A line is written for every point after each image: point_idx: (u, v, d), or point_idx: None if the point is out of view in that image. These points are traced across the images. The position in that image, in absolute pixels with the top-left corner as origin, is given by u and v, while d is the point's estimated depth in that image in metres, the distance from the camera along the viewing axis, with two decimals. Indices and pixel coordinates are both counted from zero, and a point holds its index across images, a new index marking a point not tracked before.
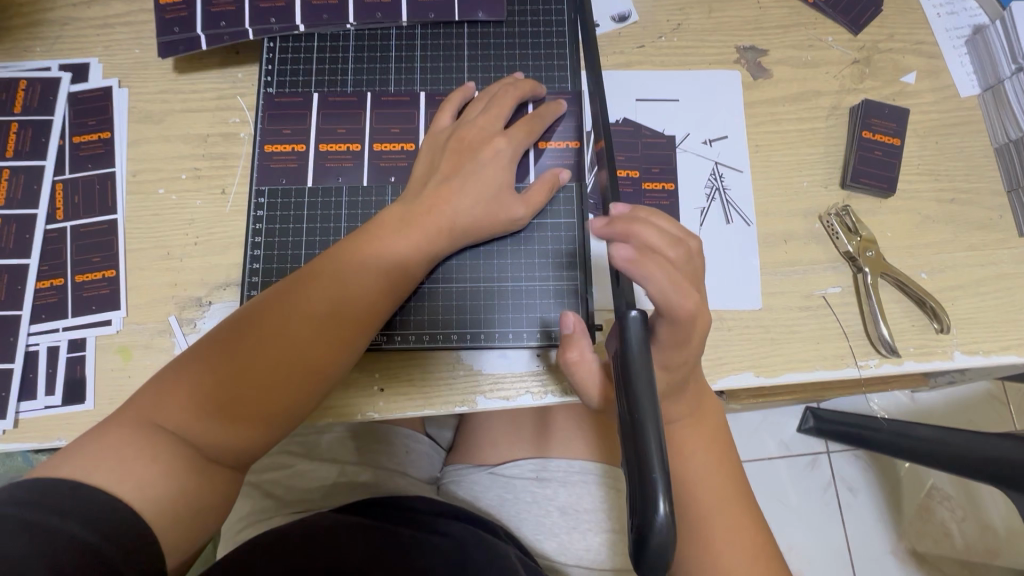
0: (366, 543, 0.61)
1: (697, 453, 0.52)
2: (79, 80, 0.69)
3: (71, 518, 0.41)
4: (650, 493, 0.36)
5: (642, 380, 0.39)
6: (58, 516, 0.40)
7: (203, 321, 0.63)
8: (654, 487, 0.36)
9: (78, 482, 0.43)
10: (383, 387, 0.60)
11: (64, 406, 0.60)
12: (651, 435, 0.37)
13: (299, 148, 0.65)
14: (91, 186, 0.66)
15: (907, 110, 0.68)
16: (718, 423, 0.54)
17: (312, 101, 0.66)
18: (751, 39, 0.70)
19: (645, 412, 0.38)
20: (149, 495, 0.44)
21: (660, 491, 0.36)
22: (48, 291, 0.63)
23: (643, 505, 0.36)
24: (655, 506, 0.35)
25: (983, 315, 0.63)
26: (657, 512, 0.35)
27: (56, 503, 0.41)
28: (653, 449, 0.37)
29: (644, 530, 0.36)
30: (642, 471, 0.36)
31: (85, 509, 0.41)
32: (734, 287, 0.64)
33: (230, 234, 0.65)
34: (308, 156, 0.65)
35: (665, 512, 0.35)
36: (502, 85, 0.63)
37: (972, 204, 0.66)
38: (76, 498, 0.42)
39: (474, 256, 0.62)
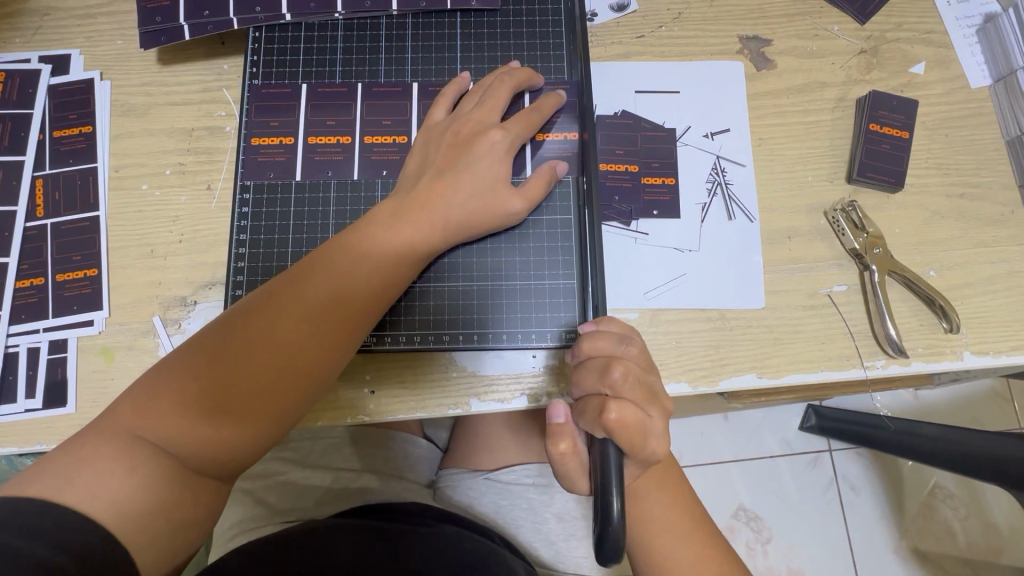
0: (353, 544, 0.59)
1: (652, 497, 0.54)
2: (59, 72, 0.66)
3: (39, 540, 0.39)
4: (607, 490, 0.42)
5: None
6: (27, 537, 0.38)
7: (188, 321, 0.61)
8: (610, 483, 0.43)
9: (49, 498, 0.41)
10: (373, 390, 0.59)
11: (45, 409, 0.59)
12: (611, 447, 0.45)
13: (287, 141, 0.63)
14: (72, 182, 0.64)
15: (915, 102, 0.66)
16: (673, 465, 0.57)
17: (300, 92, 0.64)
18: (753, 29, 0.68)
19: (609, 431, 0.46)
20: (124, 512, 0.43)
21: (616, 488, 0.43)
22: (28, 291, 0.61)
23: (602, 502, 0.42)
24: (611, 500, 0.42)
25: (994, 314, 0.61)
26: (613, 506, 0.42)
27: (25, 521, 0.39)
28: (613, 459, 0.44)
29: (604, 526, 0.41)
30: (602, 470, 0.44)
31: (55, 529, 0.40)
32: (736, 285, 0.62)
33: (215, 232, 0.63)
34: (296, 149, 0.63)
35: (619, 507, 0.42)
36: (497, 75, 0.61)
37: (983, 199, 0.64)
38: (46, 517, 0.40)
39: (468, 253, 0.60)
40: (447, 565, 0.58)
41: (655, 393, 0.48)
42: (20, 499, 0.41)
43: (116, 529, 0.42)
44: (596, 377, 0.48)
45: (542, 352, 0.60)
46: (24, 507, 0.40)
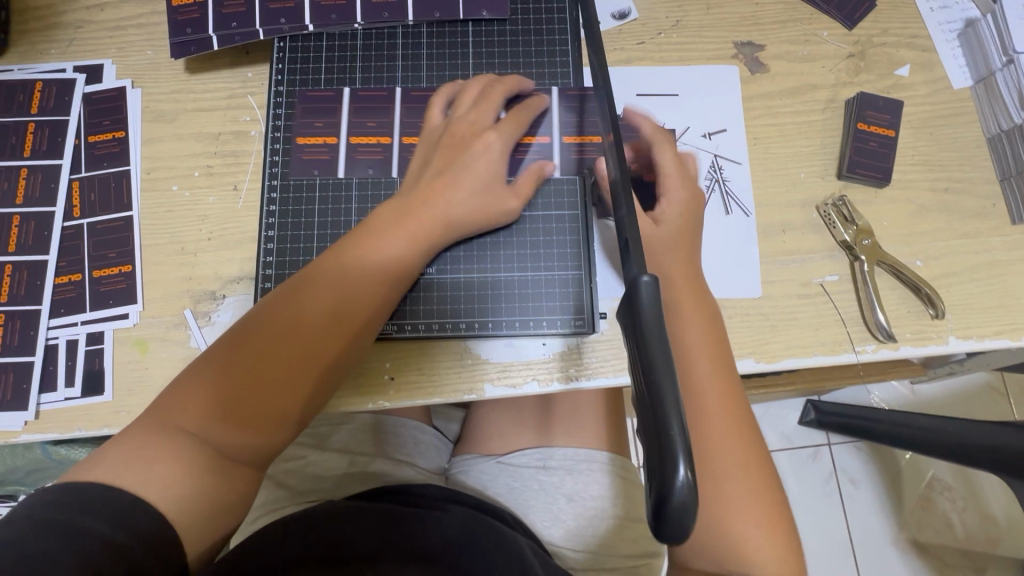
0: (373, 530, 0.62)
1: (691, 326, 0.56)
2: (93, 80, 0.70)
3: (102, 520, 0.43)
4: (669, 458, 0.32)
5: (655, 338, 0.36)
6: (92, 518, 0.43)
7: (218, 314, 0.65)
8: (673, 450, 0.32)
9: (108, 484, 0.45)
10: (394, 376, 0.62)
11: (84, 397, 0.62)
12: (667, 395, 0.33)
13: (330, 141, 0.67)
14: (107, 184, 0.68)
15: (901, 102, 0.70)
16: (711, 309, 0.58)
17: (341, 95, 0.68)
18: (748, 35, 0.72)
19: (656, 359, 0.35)
20: (175, 495, 0.46)
21: (680, 454, 0.32)
22: (66, 286, 0.65)
23: (661, 471, 0.32)
24: (674, 471, 0.32)
25: (977, 301, 0.65)
26: (676, 479, 0.31)
27: (91, 506, 0.44)
28: (671, 413, 0.33)
29: (662, 496, 0.32)
30: (659, 435, 0.33)
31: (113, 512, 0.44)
32: (734, 276, 0.65)
33: (242, 229, 0.67)
34: (338, 149, 0.67)
35: (686, 477, 0.32)
36: (487, 82, 0.65)
37: (966, 193, 0.68)
38: (107, 501, 0.45)
39: (480, 247, 0.64)
40: (461, 551, 0.61)
41: (690, 179, 0.63)
42: (83, 485, 0.45)
43: (166, 512, 0.46)
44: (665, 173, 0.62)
45: (552, 339, 0.63)
46: (84, 493, 0.44)
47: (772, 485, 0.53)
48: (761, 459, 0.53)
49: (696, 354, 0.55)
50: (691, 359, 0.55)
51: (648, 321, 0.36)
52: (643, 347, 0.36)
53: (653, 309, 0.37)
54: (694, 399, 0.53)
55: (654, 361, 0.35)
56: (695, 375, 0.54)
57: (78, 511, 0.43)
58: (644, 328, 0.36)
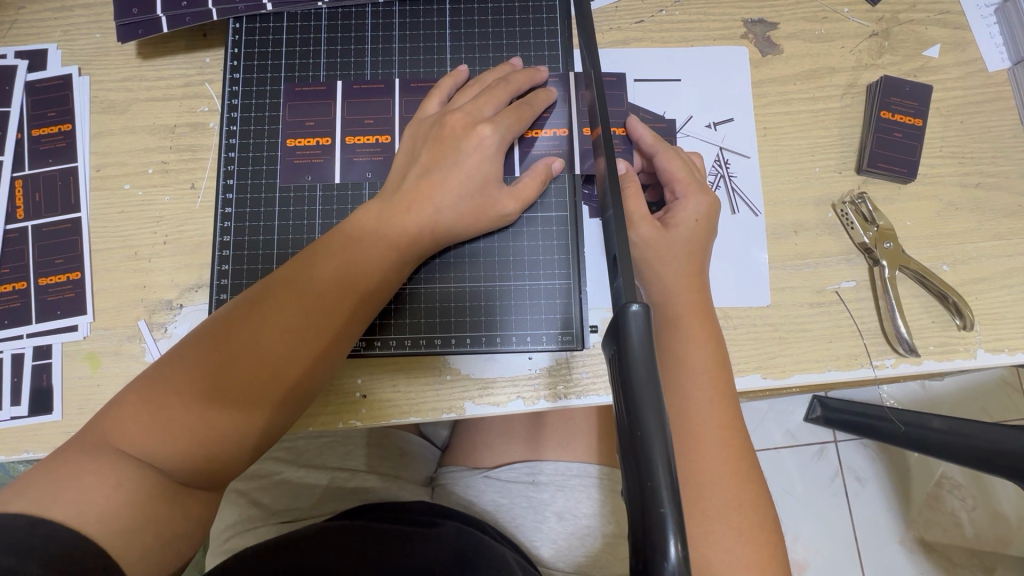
0: (348, 552, 0.57)
1: (694, 344, 0.50)
2: (36, 67, 0.64)
3: (32, 558, 0.37)
4: (656, 529, 0.27)
5: (645, 381, 0.30)
6: (16, 556, 0.37)
7: (175, 325, 0.59)
8: (662, 523, 0.27)
9: (36, 514, 0.40)
10: (365, 394, 0.57)
11: (30, 417, 0.57)
12: (657, 457, 0.28)
13: (325, 141, 0.60)
14: (52, 182, 0.62)
15: (930, 87, 0.63)
16: (716, 326, 0.53)
17: (336, 89, 0.62)
18: (759, 12, 0.65)
19: (644, 410, 0.30)
20: (116, 527, 0.41)
21: (670, 527, 0.28)
22: (11, 295, 0.60)
23: (649, 546, 0.28)
24: (664, 548, 0.27)
25: (1009, 310, 0.58)
26: (667, 559, 0.27)
27: (17, 542, 0.38)
28: (661, 478, 0.28)
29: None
30: (646, 504, 0.28)
31: (45, 548, 0.38)
32: (740, 283, 0.59)
33: (200, 232, 0.61)
34: (334, 149, 0.60)
35: (678, 555, 0.27)
36: (494, 74, 0.58)
37: (1000, 189, 0.61)
38: (34, 536, 0.39)
39: (459, 254, 0.58)
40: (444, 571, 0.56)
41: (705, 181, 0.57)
42: (10, 516, 0.39)
43: (106, 546, 0.40)
44: (680, 180, 0.56)
45: (539, 353, 0.58)
46: (9, 527, 0.38)
47: (772, 522, 0.48)
48: (756, 495, 0.48)
49: (694, 375, 0.50)
50: (690, 380, 0.49)
51: (637, 362, 0.31)
52: (630, 391, 0.30)
53: (642, 345, 0.31)
54: (688, 426, 0.48)
55: (642, 406, 0.29)
56: (692, 398, 0.49)
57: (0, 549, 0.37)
58: (632, 366, 0.31)
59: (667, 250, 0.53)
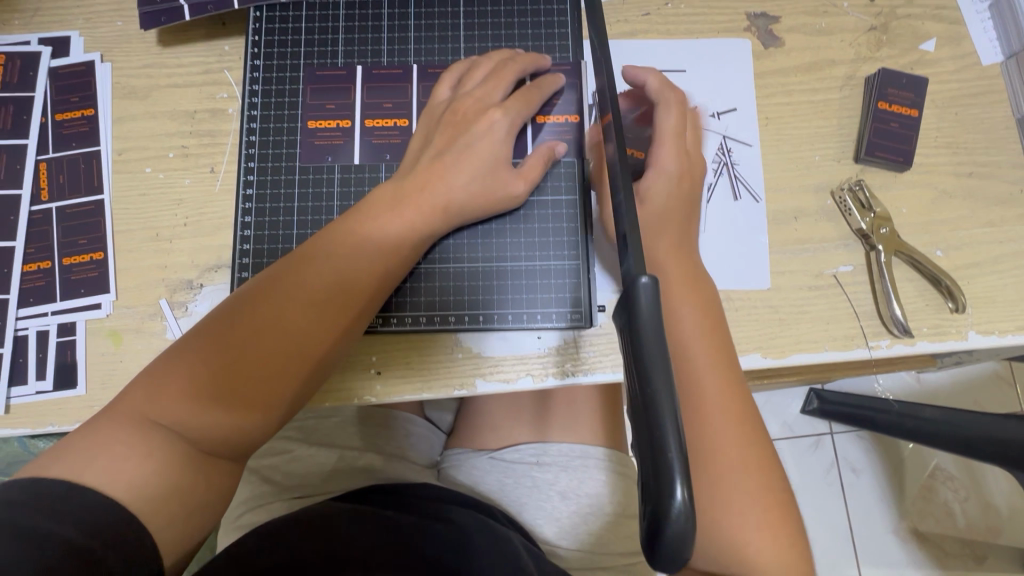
0: (367, 534, 0.59)
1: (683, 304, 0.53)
2: (59, 54, 0.66)
3: (68, 522, 0.39)
4: (664, 474, 0.29)
5: (652, 344, 0.33)
6: (54, 519, 0.39)
7: (195, 304, 0.61)
8: (669, 469, 0.29)
9: (69, 480, 0.42)
10: (379, 370, 0.59)
11: (56, 391, 0.59)
12: (665, 412, 0.30)
13: (344, 124, 0.62)
14: (76, 165, 0.64)
15: (926, 80, 0.65)
16: (712, 302, 0.55)
17: (355, 74, 0.63)
18: (762, 5, 0.67)
19: (653, 372, 0.32)
20: (144, 493, 0.43)
21: (677, 473, 0.29)
22: (35, 274, 0.62)
23: (656, 490, 0.29)
24: (671, 491, 0.29)
25: (999, 294, 0.61)
26: (673, 500, 0.29)
27: (54, 506, 0.40)
28: (669, 429, 0.30)
29: (658, 517, 0.29)
30: (655, 454, 0.30)
31: (82, 512, 0.40)
32: (742, 266, 0.62)
33: (221, 214, 0.63)
34: (353, 132, 0.62)
35: (683, 497, 0.29)
36: (501, 58, 0.60)
37: (992, 178, 0.63)
38: (67, 501, 0.41)
39: (472, 235, 0.60)
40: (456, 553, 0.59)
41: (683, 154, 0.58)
42: (45, 482, 0.41)
43: (135, 511, 0.42)
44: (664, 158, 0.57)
45: (548, 332, 0.60)
46: (44, 492, 0.40)
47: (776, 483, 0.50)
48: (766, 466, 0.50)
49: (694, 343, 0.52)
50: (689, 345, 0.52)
51: (646, 329, 0.33)
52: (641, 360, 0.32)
53: (650, 313, 0.33)
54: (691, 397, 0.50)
55: (652, 371, 0.32)
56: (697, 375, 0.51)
57: (38, 511, 0.39)
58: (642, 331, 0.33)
59: (658, 222, 0.55)
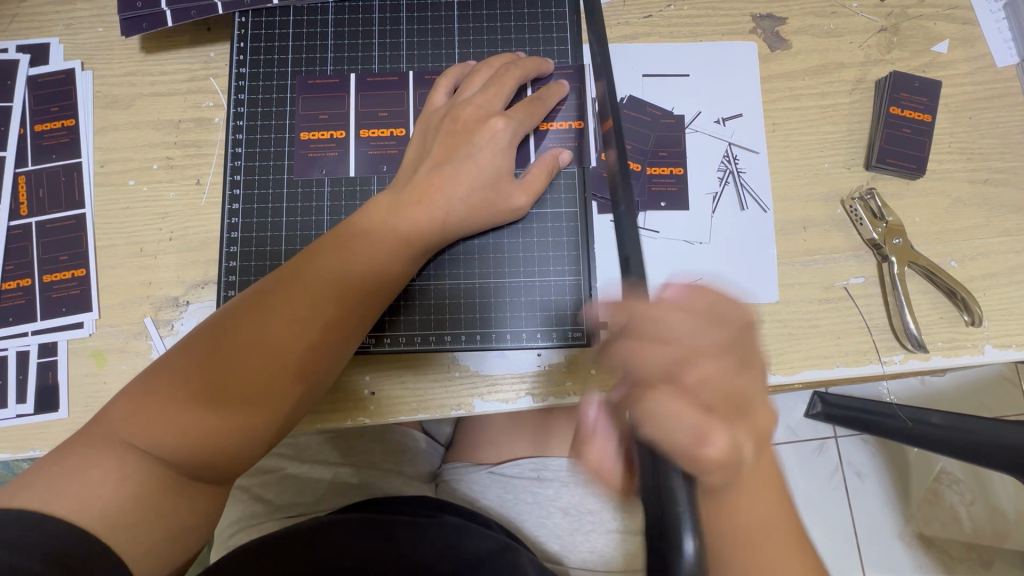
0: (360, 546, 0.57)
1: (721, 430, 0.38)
2: (37, 62, 0.63)
3: (36, 556, 0.37)
4: (673, 525, 0.34)
5: (660, 410, 0.37)
6: (20, 553, 0.37)
7: (181, 322, 0.59)
8: (678, 519, 0.35)
9: (39, 509, 0.39)
10: (373, 390, 0.57)
11: (36, 414, 0.57)
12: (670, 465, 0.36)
13: (338, 134, 0.60)
14: (56, 178, 0.61)
15: (939, 83, 0.63)
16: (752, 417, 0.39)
17: (348, 81, 0.61)
18: (768, 7, 0.64)
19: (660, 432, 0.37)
20: (122, 523, 0.41)
21: (685, 525, 0.34)
22: (15, 292, 0.60)
23: (668, 540, 0.34)
24: (680, 541, 0.34)
25: (1016, 306, 0.59)
26: (683, 550, 0.34)
27: (22, 539, 0.38)
28: (674, 482, 0.36)
29: (670, 565, 0.34)
30: (666, 507, 0.35)
31: (51, 544, 0.38)
32: (750, 279, 0.59)
33: (207, 228, 0.60)
34: (347, 142, 0.60)
35: (691, 549, 0.34)
36: (503, 63, 0.58)
37: (1008, 185, 0.61)
38: (37, 531, 0.38)
39: (468, 248, 0.58)
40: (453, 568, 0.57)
41: None
42: (14, 512, 0.39)
43: (111, 542, 0.40)
44: None
45: (547, 350, 0.57)
46: (13, 523, 0.38)
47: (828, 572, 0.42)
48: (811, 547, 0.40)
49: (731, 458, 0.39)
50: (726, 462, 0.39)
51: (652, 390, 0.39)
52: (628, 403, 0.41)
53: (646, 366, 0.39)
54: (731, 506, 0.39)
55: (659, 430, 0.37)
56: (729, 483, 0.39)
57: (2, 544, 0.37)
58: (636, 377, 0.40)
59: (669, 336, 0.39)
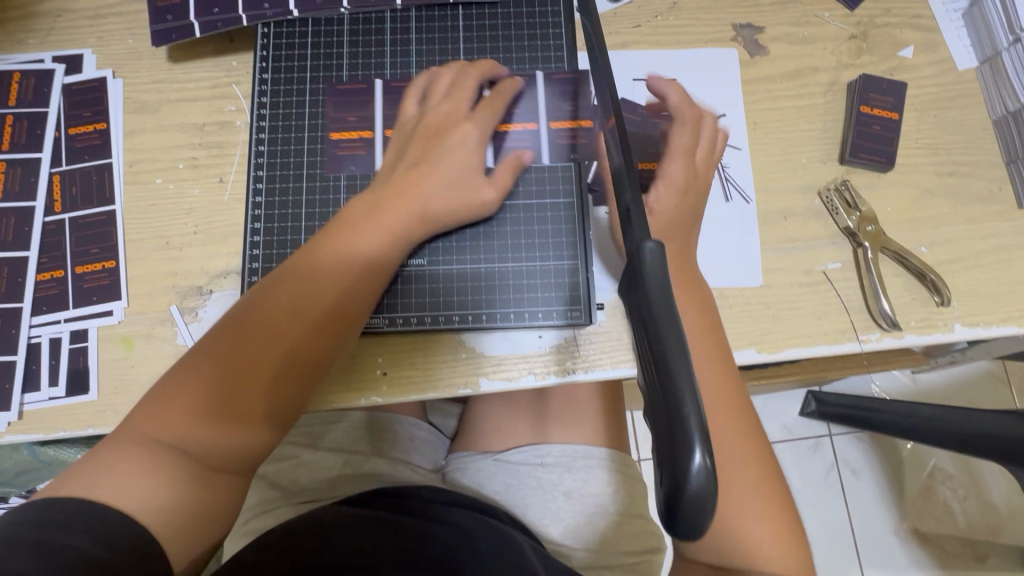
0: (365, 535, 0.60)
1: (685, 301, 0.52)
2: (71, 71, 0.68)
3: (84, 534, 0.40)
4: (682, 448, 0.30)
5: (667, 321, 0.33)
6: (73, 533, 0.40)
7: (205, 310, 0.63)
8: (688, 439, 0.30)
9: (82, 499, 0.43)
10: (386, 371, 0.61)
11: (68, 397, 0.60)
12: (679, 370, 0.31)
13: (366, 134, 0.65)
14: (88, 178, 0.66)
15: (905, 84, 0.68)
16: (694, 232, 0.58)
17: (376, 86, 0.66)
18: (747, 17, 0.70)
19: (664, 332, 0.33)
20: (158, 508, 0.44)
21: (696, 441, 0.30)
22: (48, 283, 0.64)
23: (675, 458, 0.30)
24: (689, 458, 0.30)
25: (983, 288, 0.63)
26: (690, 467, 0.30)
27: (69, 522, 0.41)
28: (683, 387, 0.31)
29: (675, 485, 0.30)
30: (673, 416, 0.31)
31: (96, 527, 0.41)
32: (736, 265, 0.64)
33: (229, 222, 0.65)
34: (375, 141, 0.65)
35: (700, 466, 0.30)
36: (454, 70, 0.63)
37: (971, 177, 0.66)
38: (84, 516, 0.42)
39: (473, 238, 0.62)
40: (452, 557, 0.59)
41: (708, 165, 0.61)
42: (60, 500, 0.42)
43: (149, 525, 0.43)
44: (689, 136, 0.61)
45: (548, 331, 0.62)
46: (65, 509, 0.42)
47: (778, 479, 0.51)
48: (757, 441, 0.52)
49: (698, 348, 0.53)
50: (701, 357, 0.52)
51: (653, 287, 0.34)
52: (648, 319, 0.34)
53: (656, 275, 0.35)
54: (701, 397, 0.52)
55: (659, 321, 0.33)
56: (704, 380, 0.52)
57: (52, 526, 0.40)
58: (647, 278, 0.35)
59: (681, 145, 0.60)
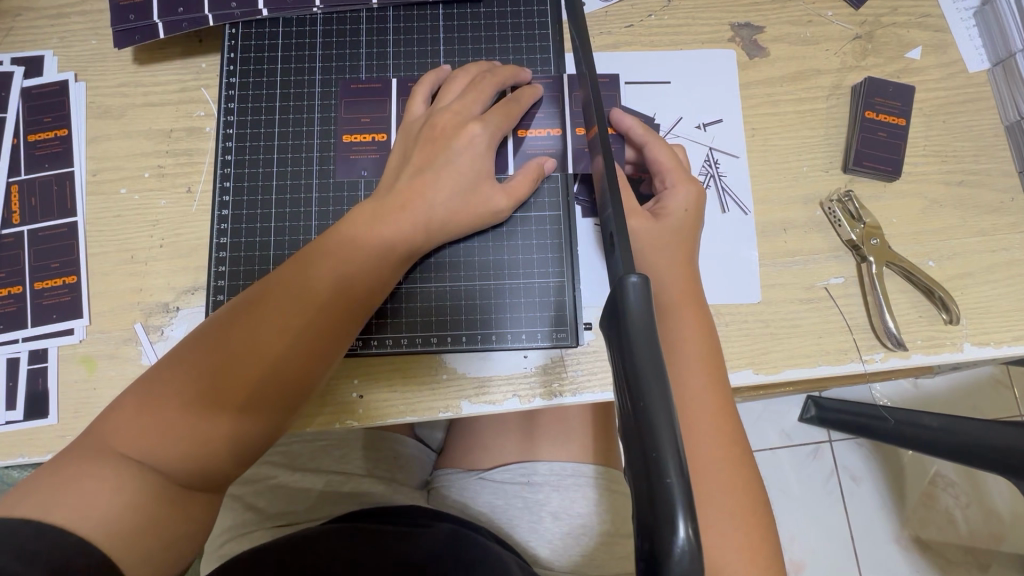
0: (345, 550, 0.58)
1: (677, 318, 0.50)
2: (32, 74, 0.65)
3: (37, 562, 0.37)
4: (665, 514, 0.28)
5: (649, 367, 0.31)
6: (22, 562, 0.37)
7: (171, 328, 0.59)
8: (671, 502, 0.28)
9: (39, 519, 0.39)
10: (361, 394, 0.57)
11: (25, 421, 0.57)
12: (660, 425, 0.29)
13: (381, 138, 0.61)
14: (48, 187, 0.62)
15: (912, 88, 0.64)
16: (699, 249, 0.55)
17: (389, 87, 0.62)
18: (745, 16, 0.66)
19: (649, 382, 0.30)
20: (123, 530, 0.41)
21: (679, 507, 0.28)
22: (6, 300, 0.60)
23: (656, 526, 0.28)
24: (674, 528, 0.27)
25: (993, 304, 0.60)
26: (675, 536, 0.27)
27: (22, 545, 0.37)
28: (664, 447, 0.28)
29: (657, 554, 0.28)
30: (653, 477, 0.28)
31: (51, 553, 0.38)
32: (733, 281, 0.60)
33: (198, 235, 0.61)
34: (388, 145, 0.61)
35: (686, 535, 0.27)
36: (473, 71, 0.59)
37: (982, 186, 0.63)
38: (39, 538, 0.38)
39: (455, 252, 0.59)
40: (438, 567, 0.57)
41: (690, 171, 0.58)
42: (12, 520, 0.39)
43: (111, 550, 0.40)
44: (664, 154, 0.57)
45: (534, 351, 0.58)
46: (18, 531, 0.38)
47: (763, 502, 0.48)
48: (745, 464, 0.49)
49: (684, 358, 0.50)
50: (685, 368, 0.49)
51: (638, 334, 0.32)
52: (634, 376, 0.31)
53: (642, 317, 0.32)
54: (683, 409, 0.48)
55: (645, 383, 0.30)
56: (688, 390, 0.49)
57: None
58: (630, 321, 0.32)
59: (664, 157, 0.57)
